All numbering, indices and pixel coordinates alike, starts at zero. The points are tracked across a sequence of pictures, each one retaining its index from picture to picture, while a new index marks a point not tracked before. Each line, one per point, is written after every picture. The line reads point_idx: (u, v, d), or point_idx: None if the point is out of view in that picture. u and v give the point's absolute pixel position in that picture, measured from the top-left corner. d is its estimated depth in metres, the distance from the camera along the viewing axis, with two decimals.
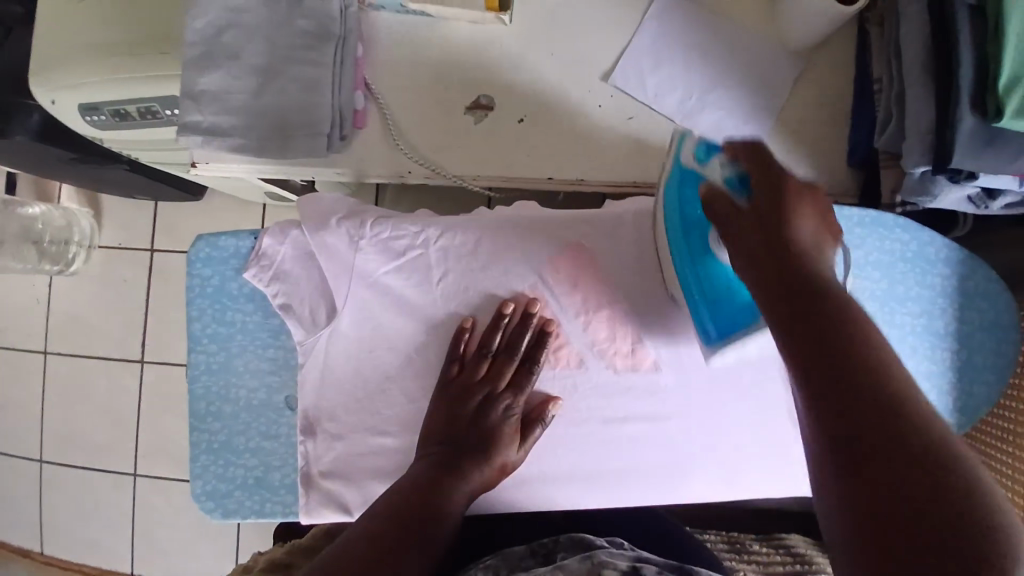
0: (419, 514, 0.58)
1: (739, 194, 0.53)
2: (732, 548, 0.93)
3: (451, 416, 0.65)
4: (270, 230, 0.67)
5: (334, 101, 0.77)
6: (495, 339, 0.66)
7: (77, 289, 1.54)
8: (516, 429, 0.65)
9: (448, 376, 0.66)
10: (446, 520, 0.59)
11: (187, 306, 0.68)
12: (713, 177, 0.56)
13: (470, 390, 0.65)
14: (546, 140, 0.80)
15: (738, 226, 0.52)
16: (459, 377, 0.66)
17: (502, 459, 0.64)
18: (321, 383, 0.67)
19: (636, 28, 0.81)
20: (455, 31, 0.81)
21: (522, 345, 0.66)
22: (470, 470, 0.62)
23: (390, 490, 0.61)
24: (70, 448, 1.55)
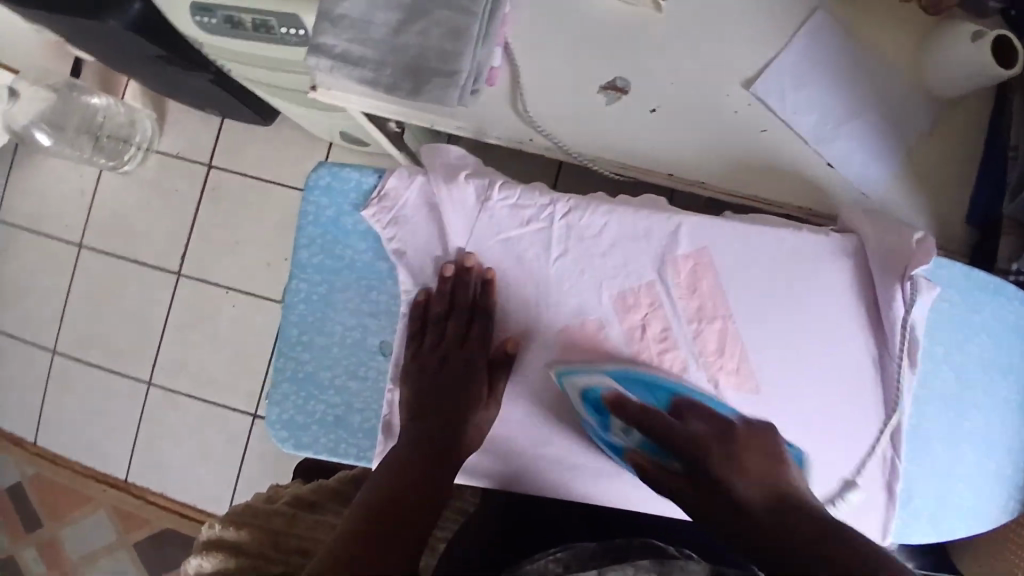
0: (421, 468, 0.62)
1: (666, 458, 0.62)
2: None
3: (437, 373, 0.67)
4: (398, 172, 0.66)
5: (474, 53, 0.74)
6: (467, 296, 0.66)
7: (125, 189, 1.52)
8: (488, 387, 0.67)
9: (423, 334, 0.68)
10: (420, 503, 0.59)
11: (297, 232, 0.68)
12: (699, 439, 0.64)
13: (460, 353, 0.67)
14: (676, 136, 0.77)
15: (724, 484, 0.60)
16: (454, 337, 0.67)
17: (483, 417, 0.67)
18: (418, 336, 0.68)
19: (784, 43, 0.80)
20: (604, 7, 0.78)
21: (484, 303, 0.67)
22: (465, 428, 0.65)
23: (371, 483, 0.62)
24: (88, 346, 1.54)
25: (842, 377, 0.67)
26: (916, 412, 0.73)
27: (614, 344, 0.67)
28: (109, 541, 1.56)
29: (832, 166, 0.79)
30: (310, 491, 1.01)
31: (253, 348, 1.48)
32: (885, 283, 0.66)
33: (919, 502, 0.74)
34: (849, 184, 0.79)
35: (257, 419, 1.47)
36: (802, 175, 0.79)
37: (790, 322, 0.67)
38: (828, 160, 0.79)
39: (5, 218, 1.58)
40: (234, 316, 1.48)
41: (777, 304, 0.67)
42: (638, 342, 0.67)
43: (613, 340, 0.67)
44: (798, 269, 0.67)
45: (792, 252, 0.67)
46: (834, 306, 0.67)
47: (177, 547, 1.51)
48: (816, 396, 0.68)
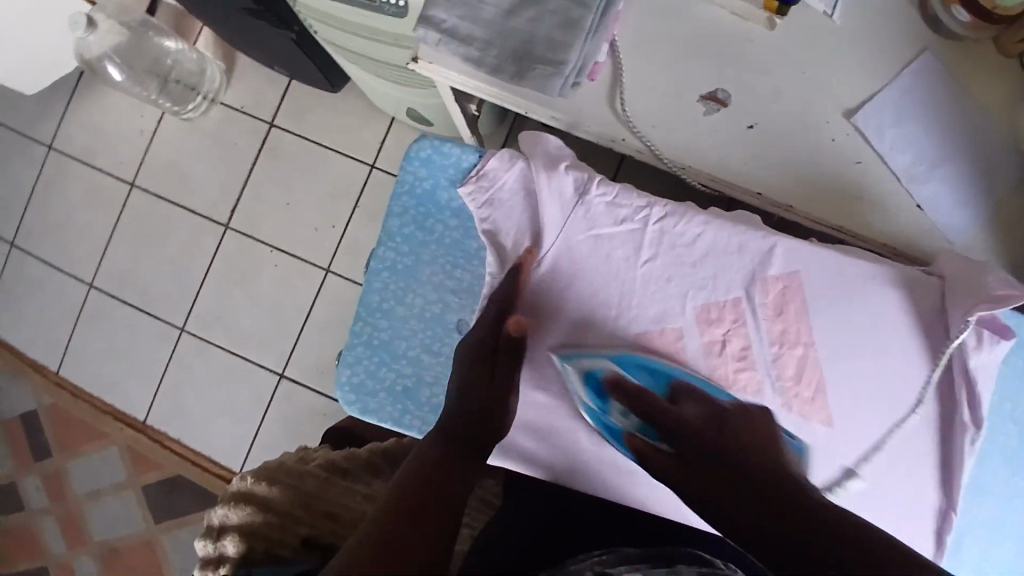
0: (455, 454, 0.62)
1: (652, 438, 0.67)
2: None
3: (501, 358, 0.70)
4: (499, 154, 0.71)
5: (583, 46, 0.74)
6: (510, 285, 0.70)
7: (185, 135, 1.53)
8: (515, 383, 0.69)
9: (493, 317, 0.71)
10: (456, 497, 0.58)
11: (392, 201, 0.76)
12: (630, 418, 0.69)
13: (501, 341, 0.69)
14: (769, 156, 0.78)
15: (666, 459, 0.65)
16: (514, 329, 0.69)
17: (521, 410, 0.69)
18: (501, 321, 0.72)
19: (890, 77, 0.79)
20: (716, 18, 0.77)
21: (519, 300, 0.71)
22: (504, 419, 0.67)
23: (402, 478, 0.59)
24: (126, 284, 1.55)
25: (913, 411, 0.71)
26: (979, 467, 0.73)
27: (694, 354, 0.72)
28: (119, 480, 1.57)
29: (921, 209, 0.78)
30: (343, 458, 1.02)
31: (289, 309, 1.48)
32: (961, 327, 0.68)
33: (969, 553, 0.74)
34: (935, 228, 0.78)
35: (283, 379, 1.48)
36: (889, 213, 0.78)
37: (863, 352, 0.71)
38: (917, 202, 0.78)
39: (61, 147, 1.59)
40: (275, 276, 1.49)
41: (850, 333, 0.70)
42: (718, 357, 0.71)
43: (694, 351, 0.72)
44: (873, 303, 0.70)
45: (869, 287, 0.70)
46: (908, 351, 0.70)
47: (185, 495, 1.52)
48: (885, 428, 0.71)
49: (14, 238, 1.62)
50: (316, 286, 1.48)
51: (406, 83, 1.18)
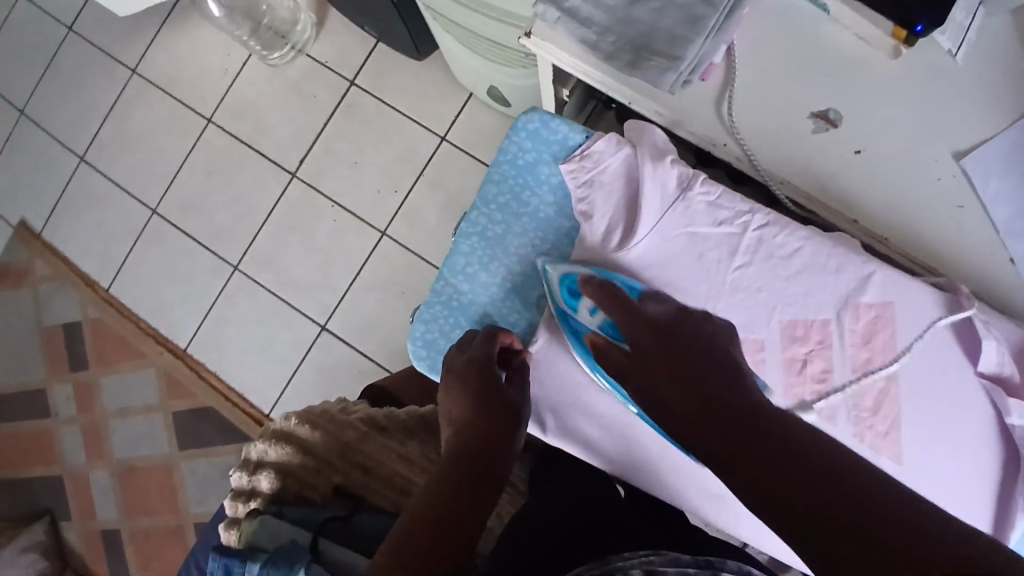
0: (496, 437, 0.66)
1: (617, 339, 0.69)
2: None
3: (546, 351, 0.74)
4: (606, 138, 0.74)
5: (702, 45, 0.74)
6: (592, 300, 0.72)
7: (267, 79, 1.56)
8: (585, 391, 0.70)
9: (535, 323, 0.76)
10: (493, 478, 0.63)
11: (493, 166, 0.80)
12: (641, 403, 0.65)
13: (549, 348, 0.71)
14: (872, 184, 0.76)
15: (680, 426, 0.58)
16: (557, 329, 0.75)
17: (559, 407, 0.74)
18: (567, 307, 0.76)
19: (1006, 124, 0.77)
20: (838, 37, 0.76)
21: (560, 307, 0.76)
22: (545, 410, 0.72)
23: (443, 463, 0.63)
24: (187, 214, 1.59)
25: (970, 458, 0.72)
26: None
27: (770, 367, 0.74)
28: (150, 402, 1.61)
29: (1013, 264, 0.76)
30: (384, 411, 1.01)
31: (339, 265, 1.50)
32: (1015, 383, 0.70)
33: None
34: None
35: (324, 332, 1.50)
36: (983, 262, 0.77)
37: (928, 395, 0.72)
38: (1010, 256, 0.76)
39: (145, 73, 1.63)
40: (332, 230, 1.51)
41: (922, 372, 0.72)
42: (797, 374, 0.73)
43: (771, 363, 0.74)
44: (940, 346, 0.72)
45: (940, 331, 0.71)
46: (973, 399, 0.71)
47: (210, 427, 1.55)
48: (942, 470, 0.73)
49: (87, 153, 1.66)
50: (371, 246, 1.49)
51: (498, 60, 1.18)
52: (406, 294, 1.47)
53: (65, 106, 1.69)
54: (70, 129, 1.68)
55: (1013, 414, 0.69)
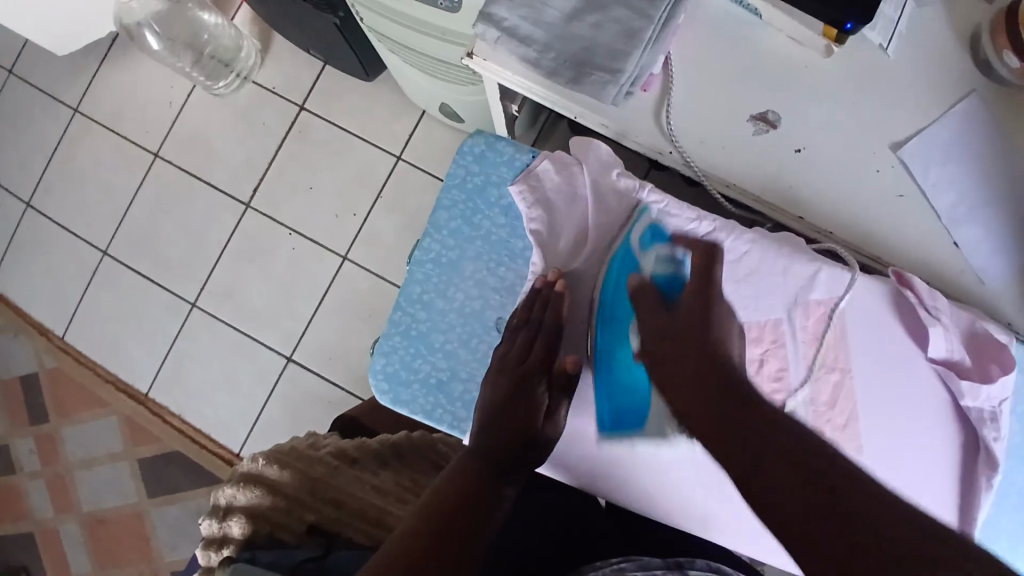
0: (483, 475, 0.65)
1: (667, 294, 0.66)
2: None
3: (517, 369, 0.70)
4: (551, 157, 0.74)
5: (641, 56, 0.74)
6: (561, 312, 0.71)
7: (214, 109, 1.53)
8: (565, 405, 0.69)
9: (512, 341, 0.72)
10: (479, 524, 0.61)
11: (443, 192, 0.78)
12: (646, 267, 0.69)
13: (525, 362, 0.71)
14: (815, 182, 0.78)
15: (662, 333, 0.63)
16: (519, 352, 0.71)
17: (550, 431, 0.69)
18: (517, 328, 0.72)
19: (939, 115, 0.80)
20: (772, 41, 0.78)
21: (542, 318, 0.71)
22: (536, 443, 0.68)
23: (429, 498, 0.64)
24: (140, 254, 1.54)
25: (926, 444, 0.75)
26: (994, 507, 0.75)
27: None
28: (114, 450, 1.55)
29: (958, 248, 0.79)
30: (353, 445, 1.00)
31: (302, 293, 1.47)
32: (967, 370, 0.72)
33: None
34: (969, 270, 0.79)
35: (290, 363, 1.47)
36: (928, 249, 0.78)
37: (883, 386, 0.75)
38: (955, 241, 0.78)
39: (87, 111, 1.58)
40: (291, 259, 1.48)
41: (873, 365, 0.75)
42: (757, 375, 0.75)
43: None
44: (889, 338, 0.74)
45: (888, 325, 0.74)
46: (926, 384, 0.74)
47: (179, 471, 1.51)
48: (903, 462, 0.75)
49: (32, 199, 1.61)
50: (332, 272, 1.47)
51: (445, 79, 1.18)
52: (372, 318, 1.45)
53: (5, 150, 1.63)
54: (12, 174, 1.62)
55: (968, 397, 0.72)
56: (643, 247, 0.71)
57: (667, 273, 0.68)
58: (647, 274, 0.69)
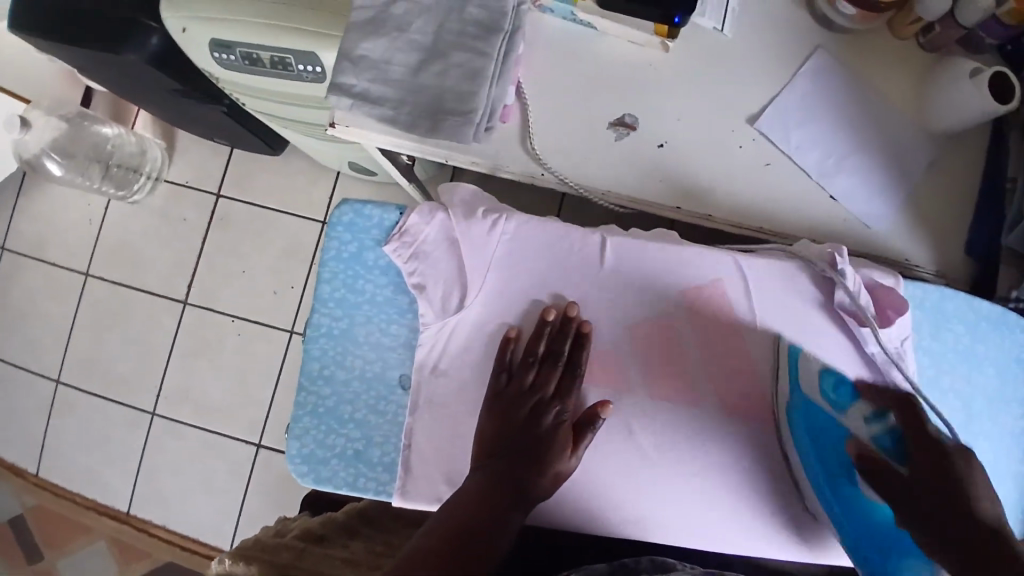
0: (498, 498, 0.59)
1: (896, 460, 0.57)
2: None
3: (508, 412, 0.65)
4: (419, 208, 0.67)
5: (490, 93, 0.77)
6: (563, 346, 0.66)
7: (133, 217, 1.54)
8: (569, 435, 0.64)
9: (497, 388, 0.66)
10: (492, 547, 0.55)
11: (320, 266, 0.68)
12: (857, 431, 0.60)
13: (520, 400, 0.65)
14: (682, 171, 0.81)
15: (895, 487, 0.56)
16: (497, 388, 0.66)
17: (564, 468, 0.64)
18: (497, 380, 0.66)
19: (789, 79, 0.82)
20: (613, 47, 0.81)
21: (541, 347, 0.66)
22: (543, 473, 0.62)
23: (435, 519, 0.58)
24: (92, 375, 1.54)
25: None
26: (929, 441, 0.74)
27: (629, 372, 0.70)
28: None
29: (836, 200, 0.81)
30: (318, 524, 1.00)
31: (258, 377, 1.48)
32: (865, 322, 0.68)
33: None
34: (850, 217, 0.81)
35: (261, 449, 1.46)
36: (806, 208, 0.81)
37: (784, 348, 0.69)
38: (831, 194, 0.81)
39: (12, 246, 1.58)
40: (239, 345, 1.49)
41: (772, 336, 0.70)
42: (651, 368, 0.70)
43: (628, 367, 0.70)
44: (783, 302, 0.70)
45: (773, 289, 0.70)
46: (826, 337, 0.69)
47: None
48: None
49: None
50: (283, 349, 1.47)
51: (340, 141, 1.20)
52: None
53: None
54: None
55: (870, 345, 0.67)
56: (838, 408, 0.62)
57: (889, 429, 0.59)
58: (863, 437, 0.60)
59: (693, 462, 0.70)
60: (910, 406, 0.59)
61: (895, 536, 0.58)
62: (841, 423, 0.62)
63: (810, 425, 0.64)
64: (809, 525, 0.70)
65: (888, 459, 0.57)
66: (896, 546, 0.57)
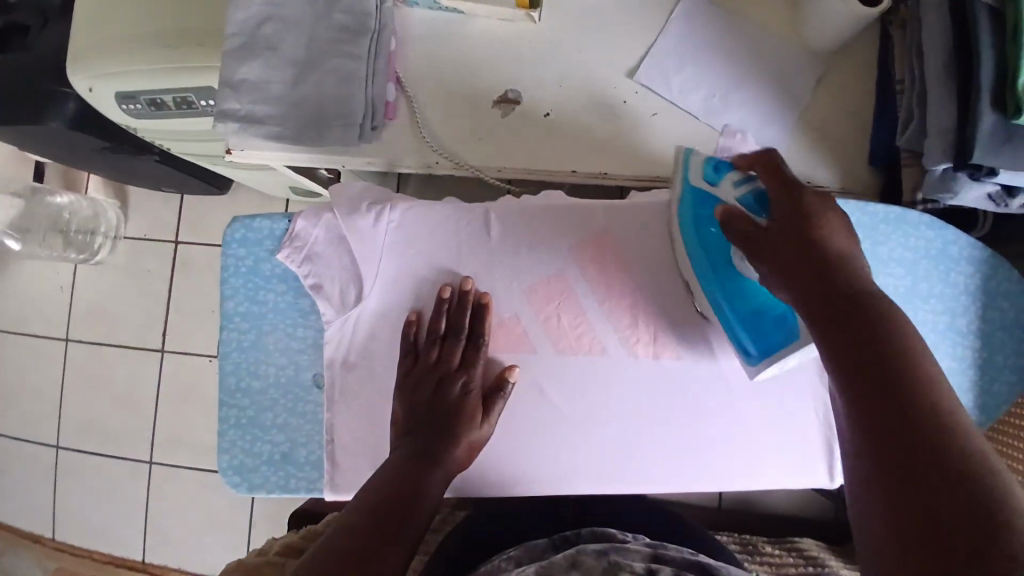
0: (415, 473, 0.62)
1: (758, 214, 0.60)
2: (744, 548, 1.09)
3: (415, 390, 0.67)
4: (304, 213, 0.70)
5: (367, 92, 0.79)
6: (463, 320, 0.69)
7: (101, 277, 1.58)
8: (478, 403, 0.67)
9: (406, 367, 0.69)
10: (413, 524, 0.58)
11: (221, 284, 0.72)
12: (727, 198, 0.63)
13: (427, 376, 0.67)
14: (572, 135, 0.82)
15: (770, 254, 0.57)
16: (406, 367, 0.69)
17: (478, 436, 0.67)
18: (404, 363, 0.69)
19: (662, 27, 0.83)
20: (484, 27, 0.83)
21: (440, 323, 0.69)
22: (456, 445, 0.65)
23: (360, 495, 0.61)
24: (88, 435, 1.58)
25: None
26: None
27: (535, 337, 0.72)
28: None
29: (728, 136, 0.81)
30: (299, 539, 1.02)
31: None
32: None
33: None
34: (744, 150, 0.81)
35: None
36: (698, 148, 0.82)
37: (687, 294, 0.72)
38: (722, 131, 0.81)
39: None
40: None
41: (662, 275, 0.72)
42: (556, 329, 0.72)
43: (533, 333, 0.72)
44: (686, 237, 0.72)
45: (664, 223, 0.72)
46: None
47: None
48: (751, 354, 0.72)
49: None
50: None
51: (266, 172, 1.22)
52: None
53: None
54: None
55: None
56: (713, 183, 0.65)
57: (751, 188, 0.61)
58: (731, 201, 0.62)
59: (613, 408, 0.72)
60: (770, 158, 0.59)
61: (761, 299, 0.63)
62: (717, 194, 0.65)
63: (696, 205, 0.67)
64: (734, 450, 0.72)
65: (750, 215, 0.60)
66: (769, 308, 0.63)
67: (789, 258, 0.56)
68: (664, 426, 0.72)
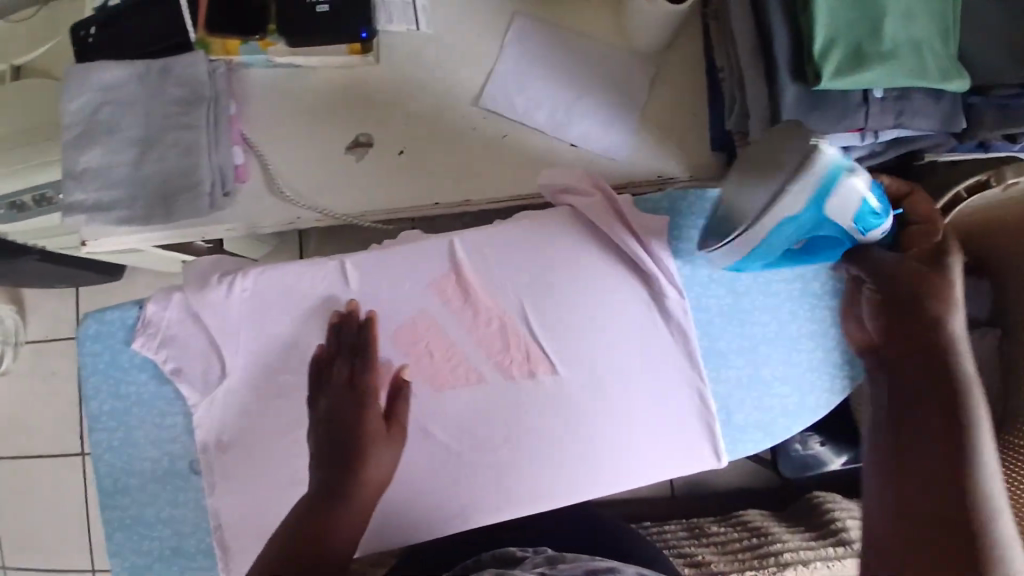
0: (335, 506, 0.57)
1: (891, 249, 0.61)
2: (692, 532, 1.09)
3: (330, 414, 0.61)
4: (154, 299, 0.71)
5: (211, 160, 0.79)
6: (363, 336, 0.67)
7: (10, 387, 1.51)
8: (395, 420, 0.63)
9: (319, 383, 0.63)
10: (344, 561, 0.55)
11: (84, 384, 0.74)
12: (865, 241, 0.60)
13: (346, 395, 0.62)
14: (427, 169, 0.83)
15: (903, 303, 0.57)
16: (315, 381, 0.63)
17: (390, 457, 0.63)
18: (314, 381, 0.63)
19: (496, 52, 0.85)
20: (323, 78, 0.84)
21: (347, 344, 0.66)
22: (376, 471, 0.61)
23: (274, 537, 0.55)
24: (22, 554, 1.50)
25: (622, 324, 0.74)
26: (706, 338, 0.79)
27: (409, 378, 0.73)
28: None
29: (576, 146, 0.83)
30: None
31: None
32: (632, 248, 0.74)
33: (743, 418, 0.79)
34: (595, 156, 0.83)
35: None
36: (551, 160, 0.84)
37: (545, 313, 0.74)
38: (571, 142, 0.83)
39: None
40: None
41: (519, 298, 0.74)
42: (428, 365, 0.73)
43: (407, 373, 0.73)
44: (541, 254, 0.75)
45: (517, 244, 0.75)
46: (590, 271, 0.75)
47: None
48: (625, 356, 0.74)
49: None
50: None
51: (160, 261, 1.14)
52: None
53: None
54: None
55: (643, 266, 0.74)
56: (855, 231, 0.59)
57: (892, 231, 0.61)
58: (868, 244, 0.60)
59: (500, 432, 0.73)
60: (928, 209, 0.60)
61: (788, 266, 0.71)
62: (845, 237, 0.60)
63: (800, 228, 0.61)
64: (625, 450, 0.73)
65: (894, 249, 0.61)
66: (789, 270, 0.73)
67: (896, 296, 0.57)
68: (551, 441, 0.73)
